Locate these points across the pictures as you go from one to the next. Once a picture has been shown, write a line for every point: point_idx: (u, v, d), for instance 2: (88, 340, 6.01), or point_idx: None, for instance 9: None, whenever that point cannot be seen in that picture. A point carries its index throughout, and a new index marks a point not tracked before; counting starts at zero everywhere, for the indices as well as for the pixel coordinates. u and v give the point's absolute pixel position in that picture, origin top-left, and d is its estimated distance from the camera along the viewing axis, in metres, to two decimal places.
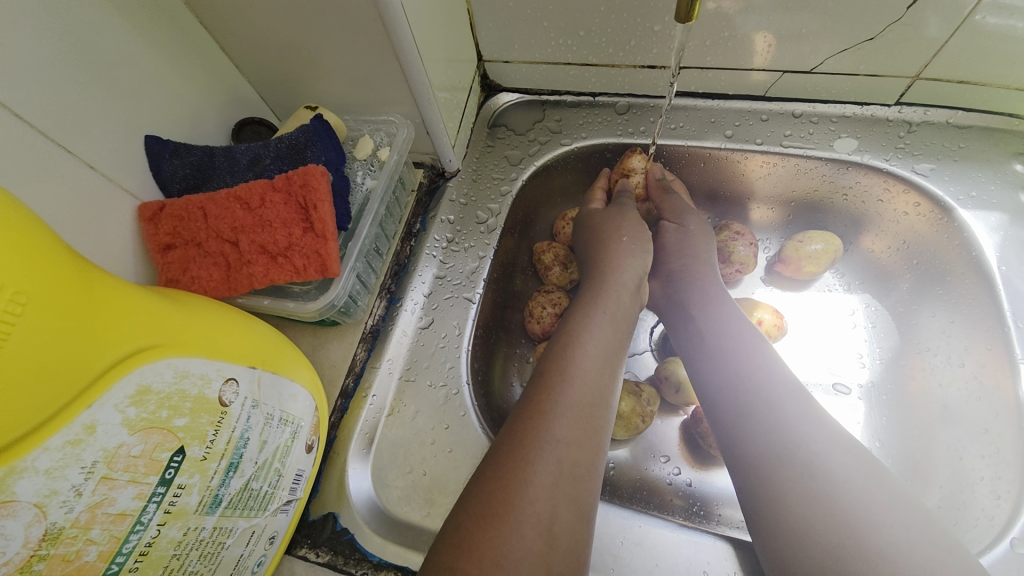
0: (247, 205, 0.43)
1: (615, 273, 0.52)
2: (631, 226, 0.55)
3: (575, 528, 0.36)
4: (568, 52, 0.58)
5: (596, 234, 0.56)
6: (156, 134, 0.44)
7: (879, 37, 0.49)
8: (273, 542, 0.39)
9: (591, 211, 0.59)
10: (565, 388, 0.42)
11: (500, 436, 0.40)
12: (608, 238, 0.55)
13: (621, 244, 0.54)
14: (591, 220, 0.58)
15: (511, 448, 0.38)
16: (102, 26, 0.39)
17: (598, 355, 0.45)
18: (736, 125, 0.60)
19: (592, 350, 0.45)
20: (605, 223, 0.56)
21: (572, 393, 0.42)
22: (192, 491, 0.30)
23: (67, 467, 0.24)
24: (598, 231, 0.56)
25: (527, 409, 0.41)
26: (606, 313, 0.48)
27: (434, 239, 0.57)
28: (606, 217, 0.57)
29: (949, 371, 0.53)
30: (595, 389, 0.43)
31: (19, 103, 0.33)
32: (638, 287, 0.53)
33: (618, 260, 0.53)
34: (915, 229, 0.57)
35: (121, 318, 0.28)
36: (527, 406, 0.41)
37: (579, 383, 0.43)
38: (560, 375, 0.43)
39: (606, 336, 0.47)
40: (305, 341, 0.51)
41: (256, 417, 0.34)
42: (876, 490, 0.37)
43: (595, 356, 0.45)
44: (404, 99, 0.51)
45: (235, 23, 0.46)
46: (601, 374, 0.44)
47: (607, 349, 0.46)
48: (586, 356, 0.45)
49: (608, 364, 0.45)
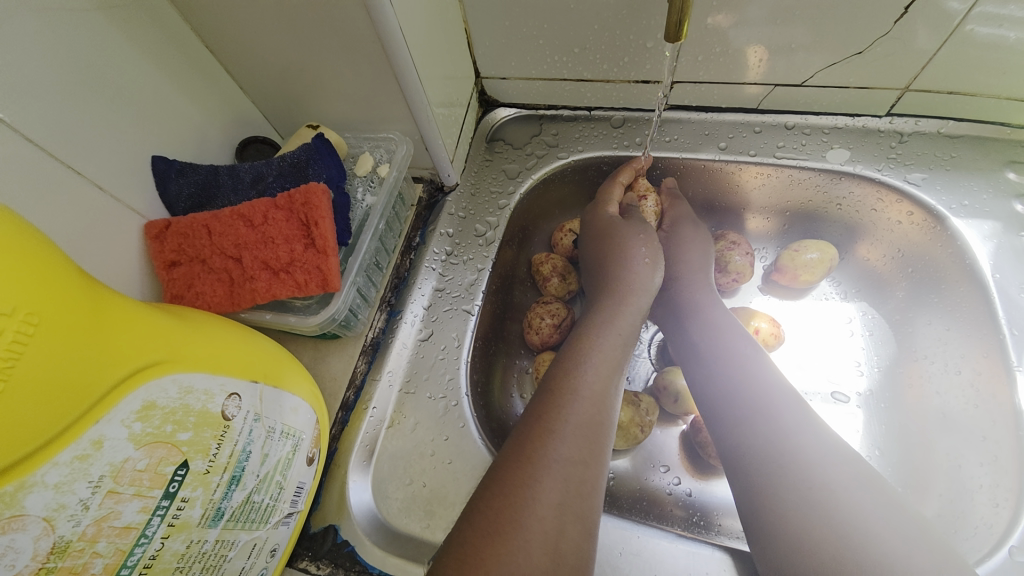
0: (250, 222, 0.44)
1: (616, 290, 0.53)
2: (637, 241, 0.56)
3: (579, 543, 0.36)
4: (563, 69, 0.60)
5: (606, 248, 0.56)
6: (162, 154, 0.45)
7: (867, 50, 0.50)
8: (274, 555, 0.39)
9: (602, 217, 0.59)
10: (569, 404, 0.42)
11: (503, 453, 0.41)
12: (615, 253, 0.55)
13: (643, 267, 0.55)
14: (596, 227, 0.59)
15: (514, 466, 0.39)
16: (110, 51, 0.40)
17: (604, 373, 0.46)
18: (730, 137, 0.61)
19: (597, 368, 0.46)
20: (618, 236, 0.56)
21: (575, 409, 0.42)
22: (195, 504, 0.30)
23: (75, 481, 0.25)
24: (608, 246, 0.56)
25: (532, 425, 0.41)
26: (612, 334, 0.49)
27: (433, 252, 0.58)
28: (611, 230, 0.57)
29: (947, 379, 0.53)
30: (596, 404, 0.43)
31: (31, 126, 0.35)
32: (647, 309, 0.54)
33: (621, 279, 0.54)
34: (909, 237, 0.58)
35: (129, 335, 0.29)
36: (532, 423, 0.42)
37: (586, 401, 0.43)
38: (568, 393, 0.43)
39: (608, 351, 0.48)
40: (306, 355, 0.52)
41: (258, 431, 0.35)
42: (876, 502, 0.37)
43: (600, 374, 0.45)
44: (402, 117, 0.52)
45: (239, 46, 0.47)
46: (604, 391, 0.45)
47: (608, 364, 0.47)
48: (592, 374, 0.45)
49: (612, 381, 0.46)
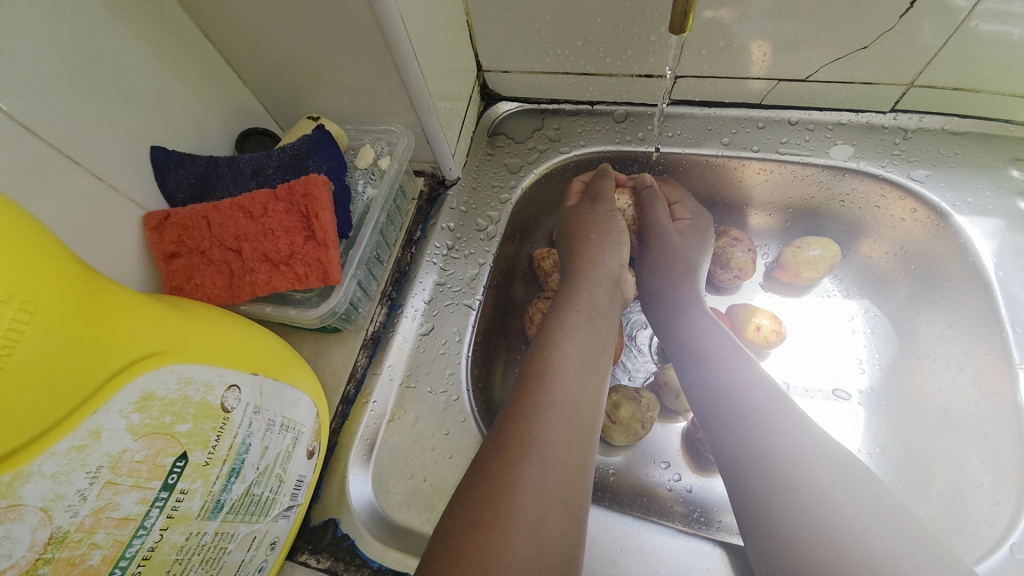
0: (250, 214, 0.43)
1: (590, 272, 0.53)
2: (601, 222, 0.57)
3: (565, 532, 0.36)
4: (566, 62, 0.59)
5: (572, 229, 0.58)
6: (161, 144, 0.45)
7: (872, 45, 0.50)
8: (274, 548, 0.39)
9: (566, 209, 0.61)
10: (546, 389, 0.42)
11: (485, 442, 0.41)
12: (580, 236, 0.57)
13: (591, 240, 0.56)
14: (569, 218, 0.60)
15: (495, 456, 0.39)
16: (109, 40, 0.40)
17: (580, 353, 0.46)
18: (733, 132, 0.61)
19: (574, 350, 0.46)
20: (576, 220, 0.58)
21: (552, 392, 0.42)
22: (194, 496, 0.30)
23: (72, 471, 0.24)
24: (572, 228, 0.58)
25: (511, 413, 0.41)
26: (583, 311, 0.49)
27: (434, 246, 0.58)
28: (578, 217, 0.59)
29: (948, 377, 0.53)
30: (578, 389, 0.43)
31: (28, 115, 0.34)
32: (616, 286, 0.54)
33: (594, 258, 0.54)
34: (913, 234, 0.57)
35: (126, 324, 0.28)
36: (512, 411, 0.42)
37: (562, 383, 0.43)
38: (542, 377, 0.43)
39: (584, 334, 0.47)
40: (307, 348, 0.52)
41: (258, 423, 0.35)
42: (877, 514, 0.36)
43: (575, 355, 0.45)
44: (404, 110, 0.52)
45: (240, 36, 0.47)
46: (580, 370, 0.45)
47: (586, 346, 0.47)
48: (564, 353, 0.45)
49: (591, 363, 0.46)
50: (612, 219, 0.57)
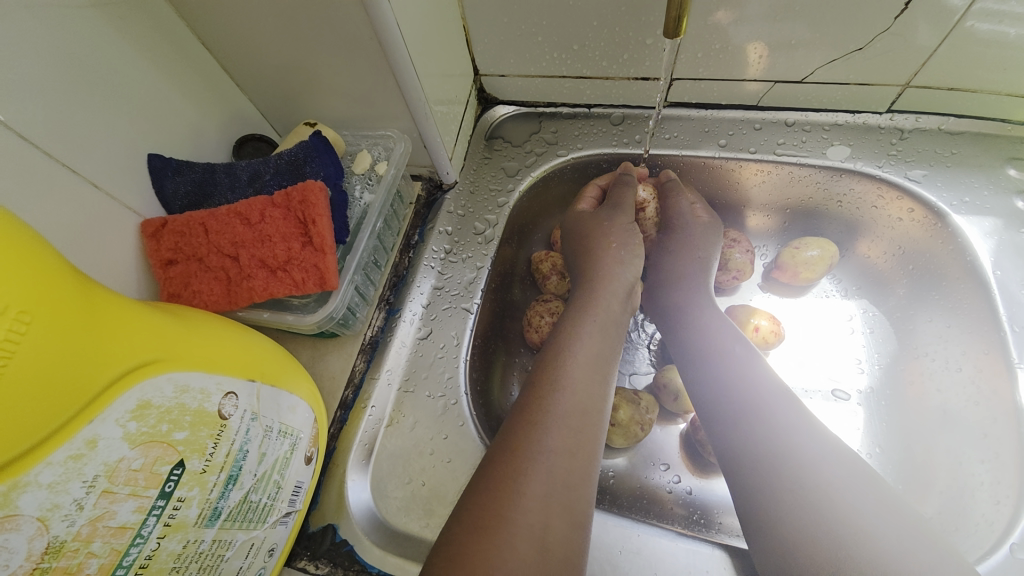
0: (246, 220, 0.43)
1: (604, 281, 0.53)
2: (620, 232, 0.56)
3: (568, 537, 0.36)
4: (562, 65, 0.59)
5: (585, 238, 0.57)
6: (158, 152, 0.45)
7: (868, 46, 0.50)
8: (272, 554, 0.39)
9: (578, 215, 0.60)
10: (556, 398, 0.42)
11: (491, 447, 0.41)
12: (597, 244, 0.56)
13: (610, 249, 0.55)
14: (575, 228, 0.59)
15: (501, 462, 0.39)
16: (104, 49, 0.40)
17: (588, 363, 0.46)
18: (731, 134, 0.61)
19: (584, 359, 0.46)
20: (592, 226, 0.57)
21: (563, 401, 0.42)
22: (192, 504, 0.30)
23: (69, 481, 0.25)
24: (584, 235, 0.57)
25: (518, 419, 0.41)
26: (597, 322, 0.49)
27: (432, 250, 0.58)
28: (583, 225, 0.58)
29: (947, 376, 0.53)
30: (585, 396, 0.43)
31: (24, 125, 0.34)
32: (629, 295, 0.54)
33: (608, 268, 0.54)
34: (910, 234, 0.57)
35: (122, 332, 0.28)
36: (519, 418, 0.42)
37: (572, 392, 0.43)
38: (551, 385, 0.43)
39: (596, 345, 0.47)
40: (305, 353, 0.52)
41: (256, 429, 0.35)
42: (877, 514, 0.36)
43: (586, 366, 0.45)
44: (401, 115, 0.52)
45: (236, 43, 0.47)
46: (593, 380, 0.45)
47: (597, 357, 0.46)
48: (578, 364, 0.45)
49: (597, 371, 0.46)
50: (630, 231, 0.57)
